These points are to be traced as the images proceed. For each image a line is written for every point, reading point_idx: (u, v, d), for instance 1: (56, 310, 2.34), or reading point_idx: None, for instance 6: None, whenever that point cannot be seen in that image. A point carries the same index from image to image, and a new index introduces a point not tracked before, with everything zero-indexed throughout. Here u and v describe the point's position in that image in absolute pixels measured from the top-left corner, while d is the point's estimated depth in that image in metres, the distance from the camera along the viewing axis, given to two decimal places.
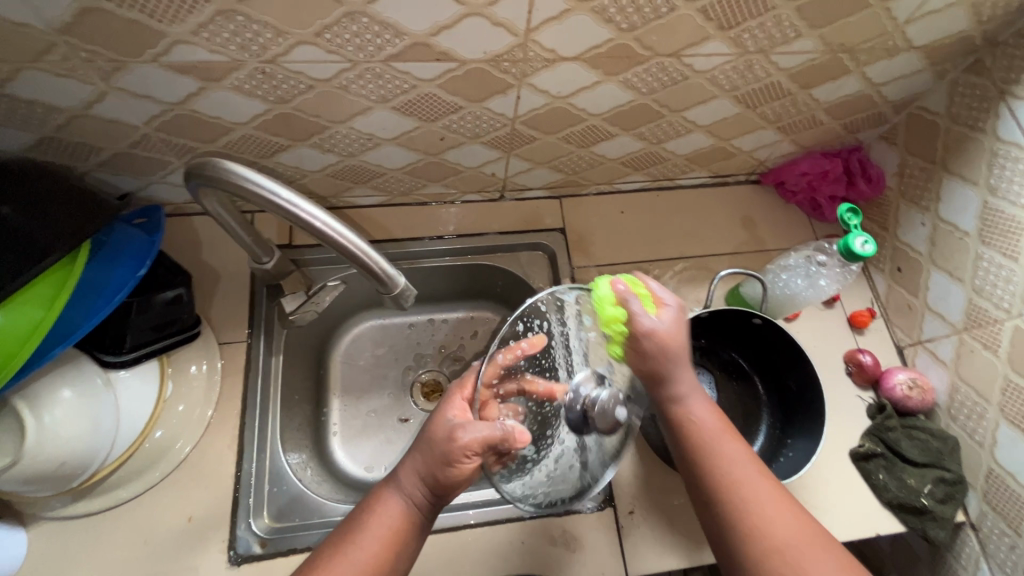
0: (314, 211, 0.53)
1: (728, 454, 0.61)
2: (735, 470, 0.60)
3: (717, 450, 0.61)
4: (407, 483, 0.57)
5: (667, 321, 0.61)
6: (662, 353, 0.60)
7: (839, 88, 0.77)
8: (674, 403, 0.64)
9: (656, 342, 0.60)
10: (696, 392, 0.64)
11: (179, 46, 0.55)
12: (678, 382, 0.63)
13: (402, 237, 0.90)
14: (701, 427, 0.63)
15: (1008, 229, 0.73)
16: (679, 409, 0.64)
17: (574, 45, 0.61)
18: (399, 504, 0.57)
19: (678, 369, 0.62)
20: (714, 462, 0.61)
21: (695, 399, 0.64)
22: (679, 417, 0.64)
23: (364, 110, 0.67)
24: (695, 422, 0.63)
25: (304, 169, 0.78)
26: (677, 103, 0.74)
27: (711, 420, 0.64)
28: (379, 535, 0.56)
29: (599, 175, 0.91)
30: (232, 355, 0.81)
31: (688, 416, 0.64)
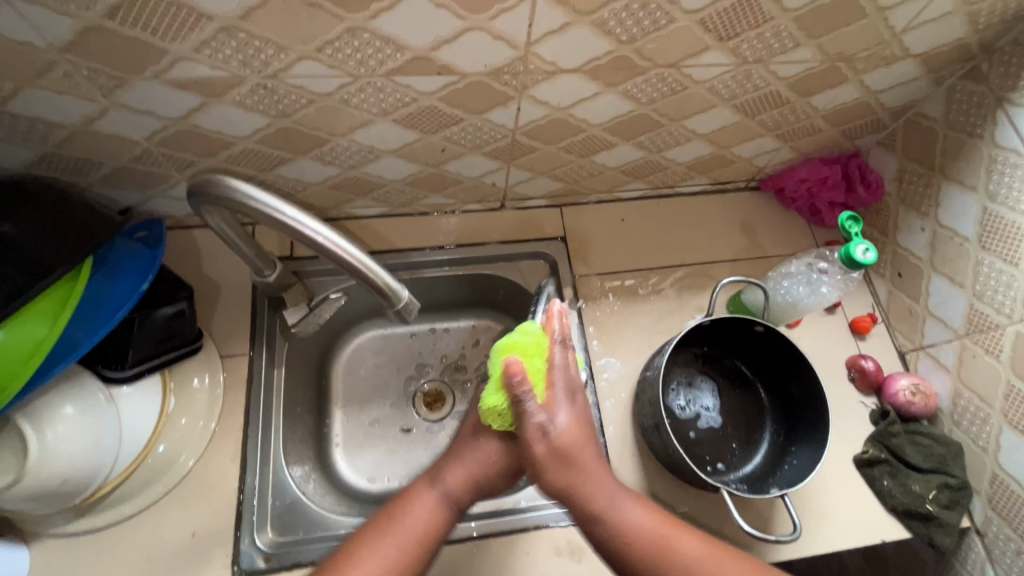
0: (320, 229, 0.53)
1: (685, 548, 0.59)
2: (695, 560, 0.59)
3: (671, 549, 0.59)
4: (452, 484, 0.61)
5: (559, 418, 0.61)
6: (565, 453, 0.60)
7: (838, 96, 0.78)
8: (610, 518, 0.59)
9: (553, 448, 0.59)
10: (625, 500, 0.61)
11: (181, 62, 0.55)
12: (596, 495, 0.60)
13: (403, 248, 0.90)
14: (649, 534, 0.59)
15: (1007, 234, 0.73)
16: (617, 523, 0.59)
17: (574, 57, 0.62)
18: (438, 505, 0.60)
19: (591, 470, 0.61)
20: (672, 565, 0.58)
21: (628, 508, 0.60)
22: (617, 532, 0.59)
23: (365, 123, 0.67)
24: (637, 528, 0.59)
25: (305, 182, 0.78)
26: (676, 112, 0.75)
27: (656, 522, 0.60)
28: (414, 533, 0.58)
29: (599, 183, 0.92)
30: (234, 367, 0.81)
31: (630, 528, 0.59)
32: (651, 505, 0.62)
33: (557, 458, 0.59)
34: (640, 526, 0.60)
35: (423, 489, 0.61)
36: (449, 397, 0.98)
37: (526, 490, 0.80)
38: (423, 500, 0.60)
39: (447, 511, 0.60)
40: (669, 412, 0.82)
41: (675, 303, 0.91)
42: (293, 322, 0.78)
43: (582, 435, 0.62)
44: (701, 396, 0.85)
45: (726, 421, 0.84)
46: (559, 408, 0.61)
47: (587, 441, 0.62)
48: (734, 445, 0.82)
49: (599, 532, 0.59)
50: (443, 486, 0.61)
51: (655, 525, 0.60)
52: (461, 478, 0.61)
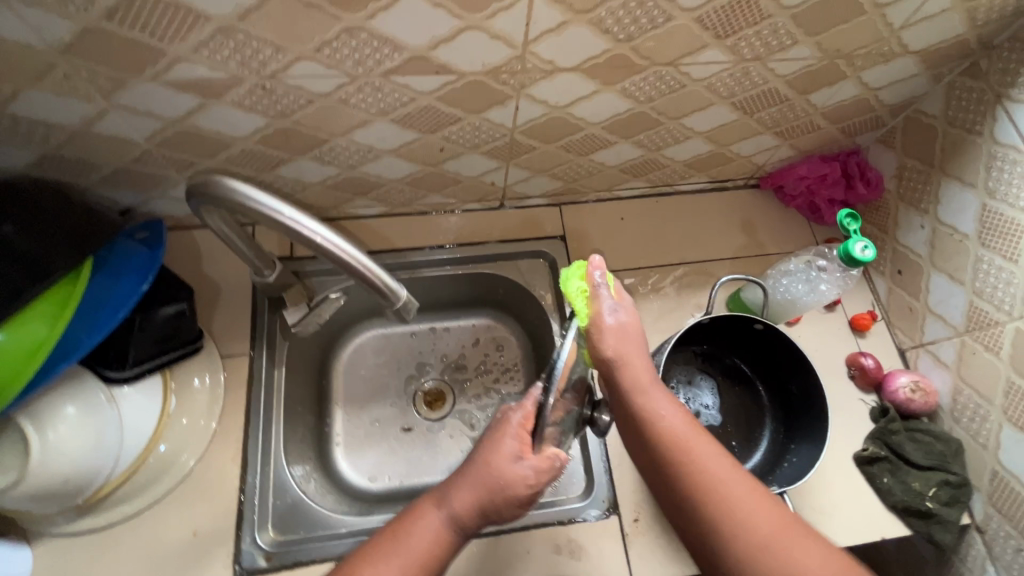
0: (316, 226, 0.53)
1: (700, 453, 0.56)
2: (711, 470, 0.55)
3: (690, 452, 0.56)
4: (460, 510, 0.59)
5: (624, 311, 0.60)
6: (619, 339, 0.60)
7: (836, 93, 0.78)
8: (637, 398, 0.59)
9: (614, 333, 0.59)
10: (660, 388, 0.60)
11: (179, 63, 0.56)
12: (635, 372, 0.60)
13: (403, 247, 0.90)
14: (672, 429, 0.58)
15: (1007, 231, 0.73)
16: (645, 407, 0.59)
17: (572, 56, 0.62)
18: (445, 528, 0.59)
19: (637, 361, 0.60)
20: (688, 469, 0.55)
21: (657, 396, 0.60)
22: (645, 413, 0.59)
23: (363, 123, 0.68)
24: (662, 419, 0.58)
25: (304, 182, 0.78)
26: (675, 110, 0.75)
27: (685, 425, 0.58)
28: (419, 553, 0.57)
29: (598, 182, 0.92)
30: (234, 367, 0.81)
31: (655, 419, 0.58)
32: (681, 404, 0.61)
33: (612, 345, 0.59)
34: (667, 417, 0.59)
35: (431, 510, 0.60)
36: (450, 396, 0.98)
37: None
38: (431, 522, 0.59)
39: (453, 533, 0.60)
40: None
41: (675, 301, 0.91)
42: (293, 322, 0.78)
43: (637, 331, 0.61)
44: (701, 394, 0.85)
45: (726, 419, 0.84)
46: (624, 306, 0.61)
47: (637, 337, 0.61)
48: (734, 443, 0.82)
49: (626, 405, 0.60)
50: (449, 509, 0.60)
51: (682, 428, 0.58)
52: (469, 505, 0.59)
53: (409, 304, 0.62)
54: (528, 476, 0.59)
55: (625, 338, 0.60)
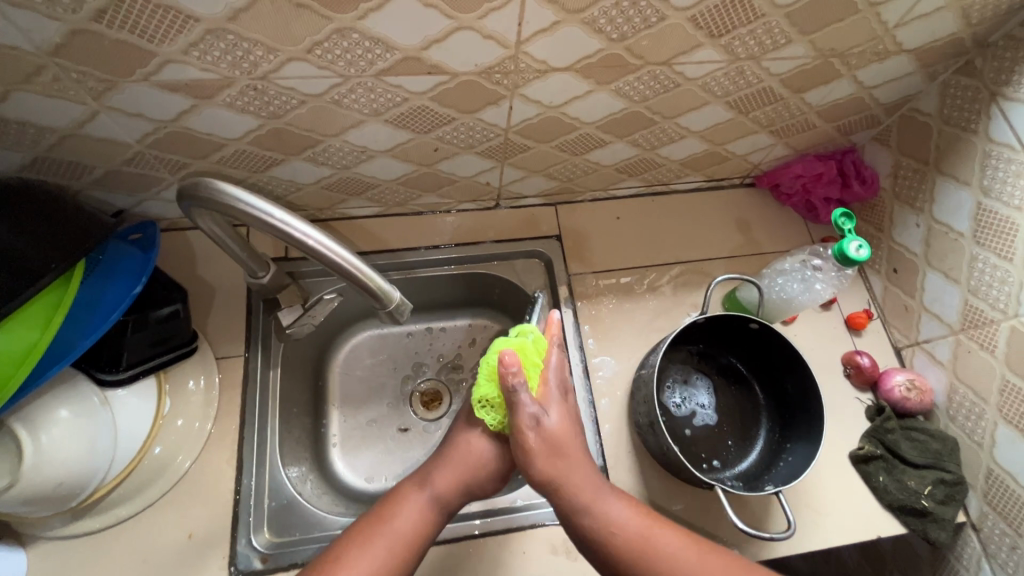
0: (307, 227, 0.53)
1: (666, 547, 0.59)
2: (679, 561, 0.58)
3: (654, 548, 0.59)
4: (443, 491, 0.62)
5: (552, 415, 0.64)
6: (554, 446, 0.62)
7: (831, 92, 0.78)
8: (587, 510, 0.60)
9: (544, 437, 0.61)
10: (606, 494, 0.62)
11: (170, 65, 0.55)
12: (580, 488, 0.61)
13: (398, 248, 0.90)
14: (631, 531, 0.60)
15: (1001, 230, 0.73)
16: (600, 518, 0.60)
17: (565, 56, 0.61)
18: (427, 509, 0.61)
19: (573, 471, 0.61)
20: (661, 567, 0.58)
21: (607, 501, 0.61)
22: (600, 527, 0.59)
23: (356, 124, 0.67)
24: (621, 527, 0.60)
25: (298, 183, 0.78)
26: (670, 109, 0.75)
27: (641, 520, 0.61)
28: (405, 534, 0.59)
29: (594, 181, 0.92)
30: (229, 369, 0.81)
31: (614, 528, 0.60)
32: (628, 499, 0.63)
33: (545, 451, 0.61)
34: (620, 523, 0.60)
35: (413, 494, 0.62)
36: (446, 396, 0.98)
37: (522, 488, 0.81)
38: (413, 505, 0.61)
39: (435, 514, 0.62)
40: (664, 410, 0.82)
41: (671, 300, 0.91)
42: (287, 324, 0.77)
43: (567, 437, 0.63)
44: (697, 394, 0.85)
45: (721, 418, 0.84)
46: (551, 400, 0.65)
47: (573, 437, 0.64)
48: (729, 442, 0.82)
49: (583, 525, 0.60)
50: (432, 489, 0.62)
51: (644, 527, 0.60)
52: (452, 484, 0.63)
53: (401, 306, 0.62)
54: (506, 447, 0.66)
55: (561, 439, 0.62)
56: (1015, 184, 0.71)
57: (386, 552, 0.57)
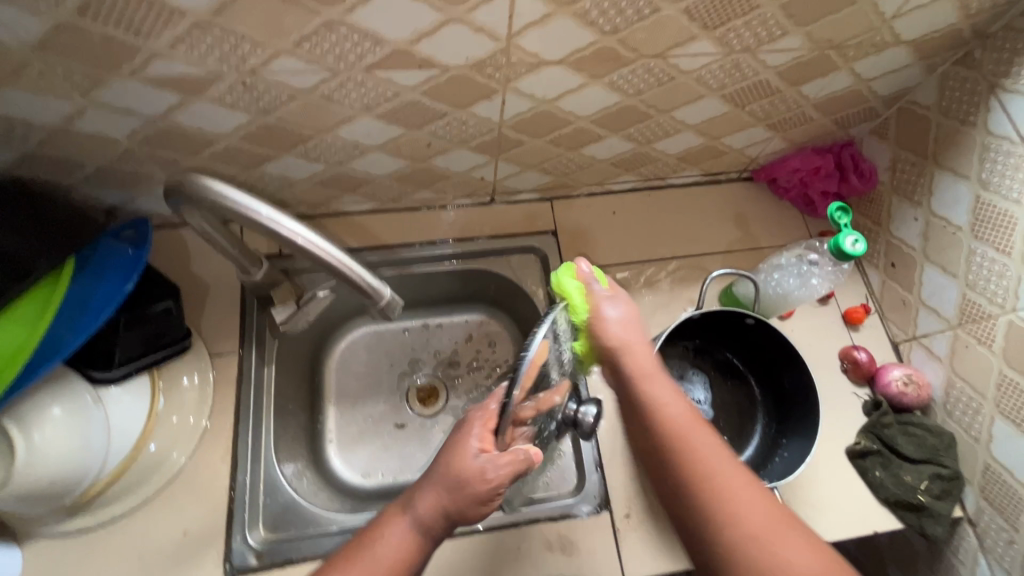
0: (296, 225, 0.52)
1: (697, 443, 0.56)
2: (712, 465, 0.54)
3: (691, 444, 0.56)
4: (426, 515, 0.57)
5: (620, 300, 0.62)
6: (626, 329, 0.60)
7: (829, 84, 0.77)
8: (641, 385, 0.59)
9: (617, 326, 0.60)
10: (662, 376, 0.60)
11: (157, 60, 0.55)
12: (638, 359, 0.59)
13: (392, 244, 0.90)
14: (672, 418, 0.57)
15: (1000, 223, 0.72)
16: (648, 395, 0.59)
17: (558, 49, 0.61)
18: (412, 534, 0.57)
19: (637, 354, 0.60)
20: (686, 455, 0.55)
21: (659, 383, 0.59)
22: (645, 400, 0.59)
23: (348, 119, 0.67)
24: (663, 410, 0.58)
25: (290, 179, 0.78)
26: (665, 103, 0.74)
27: (688, 419, 0.57)
28: (385, 561, 0.55)
29: (589, 176, 0.91)
30: (224, 366, 0.81)
31: (657, 409, 0.58)
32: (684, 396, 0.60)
33: (611, 336, 0.59)
34: (670, 405, 0.58)
35: (397, 517, 0.58)
36: (442, 393, 0.98)
37: (520, 486, 0.81)
38: (396, 531, 0.57)
39: (422, 538, 0.57)
40: None
41: (667, 295, 0.91)
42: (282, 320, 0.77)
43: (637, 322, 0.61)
44: (693, 390, 0.84)
45: (718, 414, 0.84)
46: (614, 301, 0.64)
47: (641, 328, 0.61)
48: (726, 438, 0.82)
49: (628, 392, 0.60)
50: (414, 513, 0.58)
51: (686, 421, 0.57)
52: (434, 509, 0.57)
53: (392, 302, 0.61)
54: (497, 475, 0.57)
55: (629, 329, 0.60)
56: (1014, 177, 0.70)
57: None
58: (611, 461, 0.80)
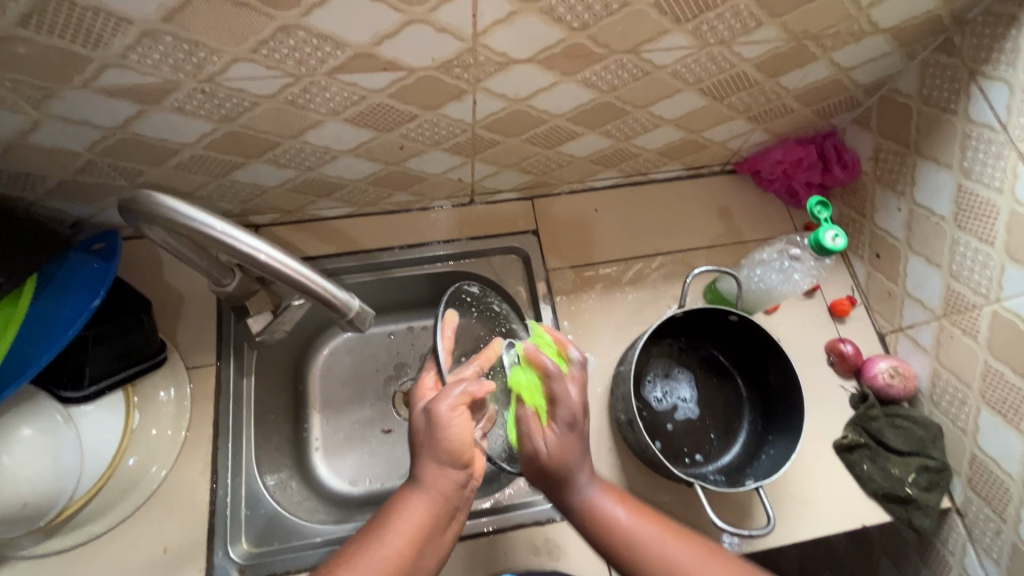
0: (257, 242, 0.51)
1: (643, 536, 0.60)
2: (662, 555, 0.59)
3: (641, 543, 0.60)
4: (431, 480, 0.59)
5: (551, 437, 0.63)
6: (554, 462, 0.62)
7: (808, 74, 0.75)
8: (573, 494, 0.62)
9: (541, 457, 0.63)
10: (594, 483, 0.63)
11: (109, 70, 0.53)
12: (575, 476, 0.62)
13: (371, 248, 0.89)
14: (611, 519, 0.61)
15: (982, 213, 0.71)
16: (594, 514, 0.62)
17: (526, 47, 0.59)
18: (425, 501, 0.58)
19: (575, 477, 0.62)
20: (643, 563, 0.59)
21: (596, 492, 0.63)
22: (586, 514, 0.62)
23: (315, 124, 0.65)
24: (612, 522, 0.61)
25: (263, 185, 0.77)
26: (641, 99, 0.72)
27: (633, 520, 0.62)
28: (409, 530, 0.57)
29: (570, 173, 0.90)
30: (201, 379, 0.79)
31: (603, 516, 0.62)
32: (616, 490, 0.65)
33: (546, 466, 0.62)
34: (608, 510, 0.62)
35: (407, 494, 0.59)
36: None
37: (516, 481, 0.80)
38: (409, 505, 0.58)
39: (435, 503, 0.59)
40: (645, 405, 0.81)
41: (651, 293, 0.90)
42: (258, 330, 0.76)
43: (575, 442, 0.63)
44: (679, 387, 0.84)
45: (704, 412, 0.83)
46: (552, 435, 0.63)
47: (574, 452, 0.63)
48: (713, 435, 0.81)
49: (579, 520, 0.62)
50: (423, 484, 0.59)
51: (631, 523, 0.61)
52: (434, 470, 0.59)
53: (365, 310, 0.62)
54: (452, 401, 0.60)
55: (565, 449, 0.62)
56: (995, 166, 0.69)
57: (396, 548, 0.55)
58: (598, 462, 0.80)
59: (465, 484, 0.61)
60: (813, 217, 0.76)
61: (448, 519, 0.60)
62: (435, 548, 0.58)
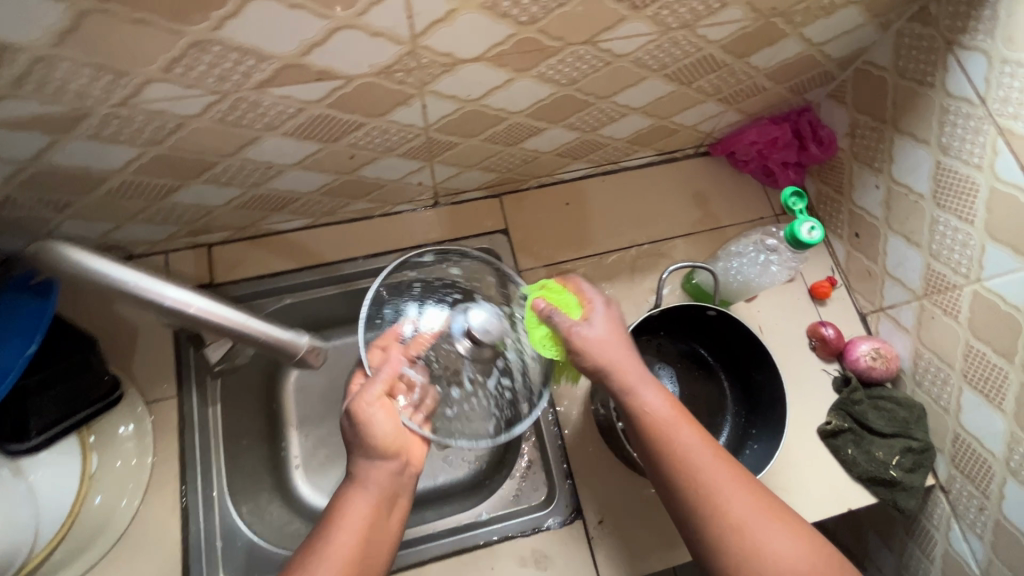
0: (186, 295, 0.51)
1: (682, 437, 0.59)
2: (694, 456, 0.58)
3: (673, 440, 0.59)
4: (367, 473, 0.61)
5: (597, 320, 0.63)
6: (599, 350, 0.61)
7: (778, 52, 0.71)
8: (616, 383, 0.61)
9: (586, 348, 0.62)
10: (647, 379, 0.61)
11: (5, 101, 0.47)
12: (626, 372, 0.61)
13: (334, 260, 0.85)
14: (654, 417, 0.60)
15: (961, 190, 0.68)
16: (636, 405, 0.60)
17: (471, 46, 0.54)
18: (367, 495, 0.60)
19: (621, 359, 0.61)
20: (671, 456, 0.58)
21: (648, 388, 0.61)
22: (633, 410, 0.61)
23: (253, 140, 0.60)
24: (648, 411, 0.60)
25: (208, 205, 0.72)
26: (604, 89, 0.68)
27: (669, 412, 0.60)
28: (359, 524, 0.57)
29: (537, 168, 0.85)
30: (163, 412, 0.76)
31: (638, 403, 0.60)
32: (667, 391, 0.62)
33: (592, 356, 0.61)
34: (655, 409, 0.60)
35: (347, 498, 0.60)
36: None
37: (487, 500, 0.80)
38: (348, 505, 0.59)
39: (377, 494, 0.60)
40: None
41: (628, 287, 0.87)
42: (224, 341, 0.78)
43: (620, 333, 0.63)
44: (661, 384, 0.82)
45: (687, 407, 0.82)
46: (597, 316, 0.64)
47: (620, 339, 0.63)
48: None
49: (619, 403, 0.62)
50: (361, 479, 0.61)
51: (664, 412, 0.60)
52: (367, 461, 0.61)
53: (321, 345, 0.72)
54: (371, 394, 0.63)
55: (608, 340, 0.62)
56: (974, 141, 0.65)
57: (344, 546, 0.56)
58: (580, 468, 0.78)
59: (399, 470, 0.63)
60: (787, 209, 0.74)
61: (391, 507, 0.61)
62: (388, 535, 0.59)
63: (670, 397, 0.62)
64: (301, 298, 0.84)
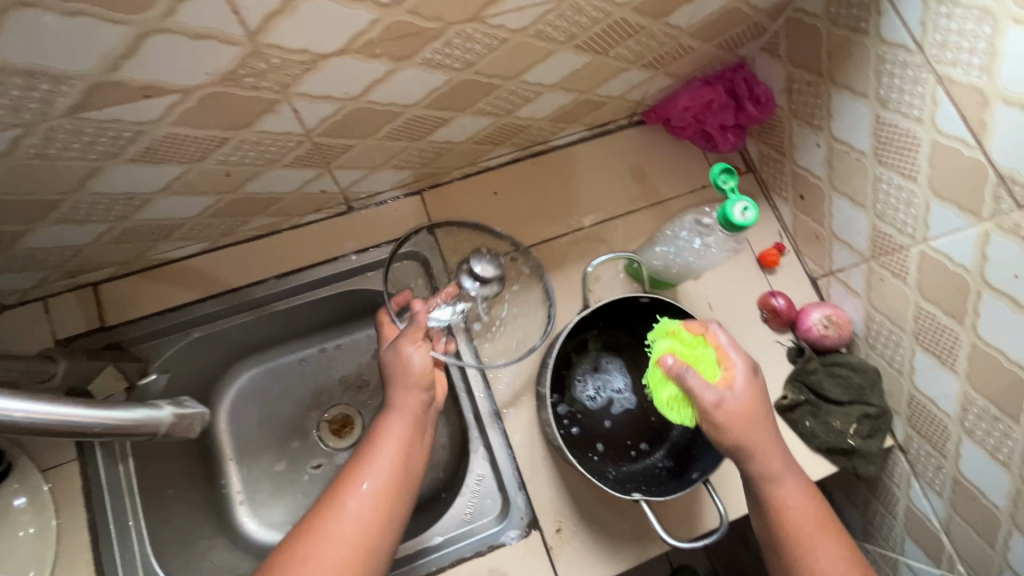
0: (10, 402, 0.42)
1: (820, 545, 0.59)
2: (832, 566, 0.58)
3: (810, 547, 0.59)
4: (403, 401, 0.64)
5: (742, 390, 0.59)
6: (738, 431, 0.59)
7: (700, 8, 0.64)
8: (756, 475, 0.60)
9: (724, 420, 0.59)
10: (792, 472, 0.61)
11: None
12: (768, 465, 0.60)
13: (241, 285, 0.76)
14: (793, 519, 0.60)
15: (902, 145, 0.63)
16: (775, 500, 0.60)
17: (329, 39, 0.45)
18: (404, 421, 0.64)
19: (766, 452, 0.59)
20: (803, 558, 0.59)
21: (790, 482, 0.60)
22: (774, 502, 0.60)
23: (94, 172, 0.51)
24: (787, 511, 0.60)
25: (72, 245, 0.62)
26: (509, 69, 0.60)
27: (809, 515, 0.60)
28: (399, 451, 0.62)
29: (456, 159, 0.77)
30: (64, 478, 0.68)
31: (779, 503, 0.60)
32: (812, 490, 0.61)
33: (732, 434, 0.59)
34: (795, 505, 0.60)
35: (387, 417, 0.64)
36: (358, 420, 0.90)
37: (440, 521, 0.75)
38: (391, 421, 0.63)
39: (414, 424, 0.64)
40: (573, 404, 0.77)
41: (569, 277, 0.82)
42: (144, 377, 0.73)
43: (762, 404, 0.60)
44: (610, 379, 0.79)
45: (642, 397, 0.78)
46: (737, 382, 0.60)
47: (764, 421, 0.60)
48: (653, 420, 0.77)
49: (757, 492, 0.61)
50: (399, 409, 0.64)
51: (804, 513, 0.60)
52: (405, 391, 0.65)
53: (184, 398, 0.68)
54: (410, 340, 0.66)
55: (748, 422, 0.59)
56: (913, 93, 0.60)
57: (388, 461, 0.61)
58: (534, 476, 0.74)
59: (430, 401, 0.67)
60: (719, 188, 0.68)
61: (424, 430, 0.66)
62: (422, 455, 0.64)
63: (809, 494, 0.61)
64: (215, 328, 0.77)
